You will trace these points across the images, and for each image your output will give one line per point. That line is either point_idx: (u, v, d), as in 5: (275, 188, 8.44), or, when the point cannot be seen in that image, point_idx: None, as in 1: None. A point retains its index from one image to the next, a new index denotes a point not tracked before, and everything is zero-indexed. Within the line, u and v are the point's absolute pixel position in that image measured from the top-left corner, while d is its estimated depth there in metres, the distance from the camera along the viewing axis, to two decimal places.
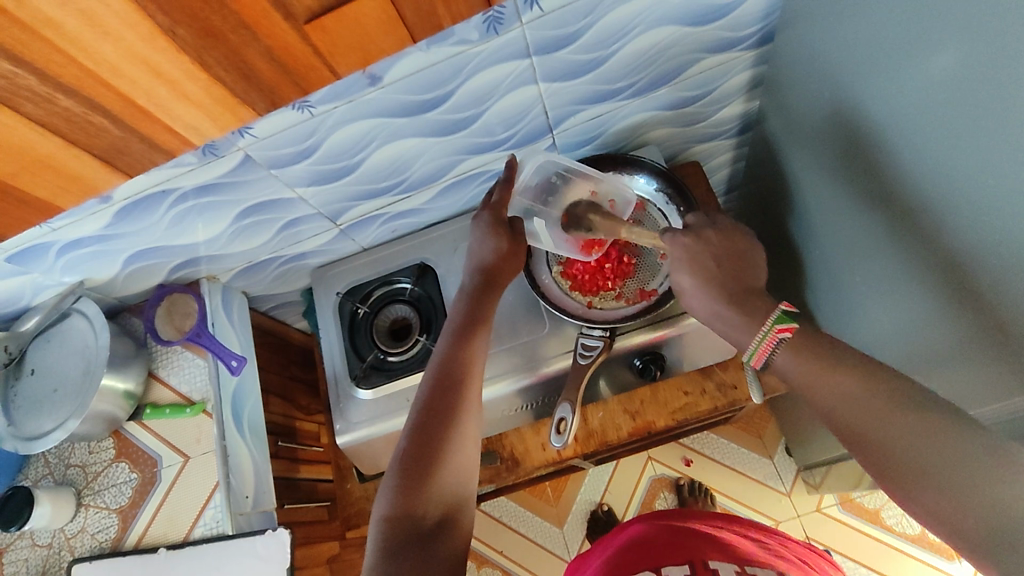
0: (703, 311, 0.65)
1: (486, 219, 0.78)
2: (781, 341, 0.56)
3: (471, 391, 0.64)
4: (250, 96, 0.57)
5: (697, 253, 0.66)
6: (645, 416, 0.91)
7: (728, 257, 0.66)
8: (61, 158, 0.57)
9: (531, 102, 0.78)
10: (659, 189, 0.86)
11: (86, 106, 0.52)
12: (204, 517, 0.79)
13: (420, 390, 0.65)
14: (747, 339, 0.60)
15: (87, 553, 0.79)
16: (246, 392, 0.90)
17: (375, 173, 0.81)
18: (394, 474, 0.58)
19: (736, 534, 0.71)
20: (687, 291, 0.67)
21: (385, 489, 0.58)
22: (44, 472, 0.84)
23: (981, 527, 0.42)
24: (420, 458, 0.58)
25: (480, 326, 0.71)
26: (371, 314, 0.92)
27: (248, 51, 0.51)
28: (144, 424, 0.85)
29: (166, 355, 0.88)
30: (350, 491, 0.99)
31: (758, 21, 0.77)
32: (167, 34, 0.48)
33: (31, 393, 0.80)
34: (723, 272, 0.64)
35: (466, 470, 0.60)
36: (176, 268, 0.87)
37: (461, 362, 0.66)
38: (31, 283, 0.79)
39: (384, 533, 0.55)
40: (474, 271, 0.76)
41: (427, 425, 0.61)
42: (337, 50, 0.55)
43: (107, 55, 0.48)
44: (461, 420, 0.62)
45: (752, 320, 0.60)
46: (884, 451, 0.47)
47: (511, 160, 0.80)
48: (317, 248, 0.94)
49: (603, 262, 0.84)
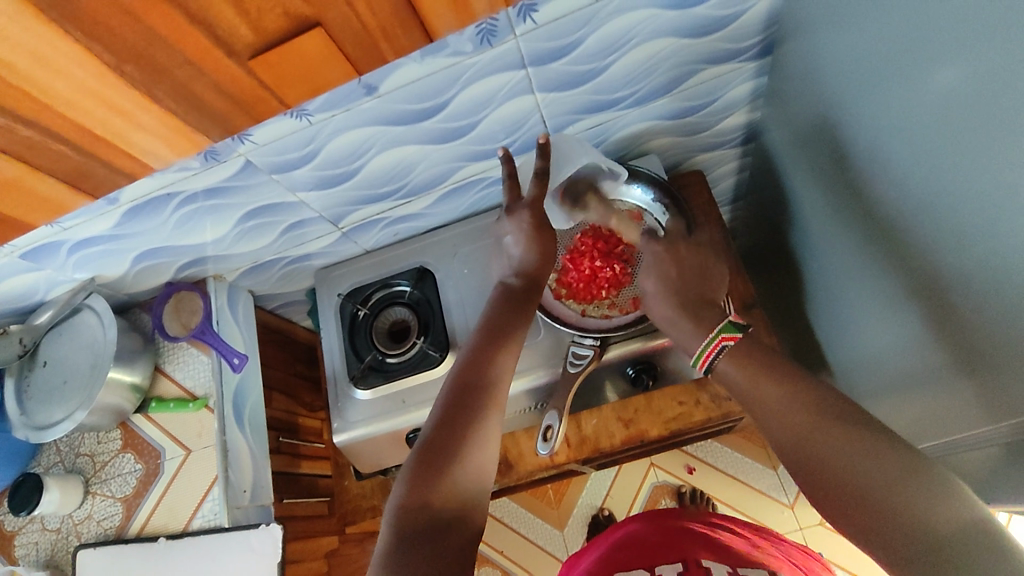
0: (660, 315, 0.70)
1: (527, 220, 0.76)
2: (723, 348, 0.62)
3: (496, 392, 0.65)
4: (203, 126, 0.59)
5: (665, 264, 0.72)
6: (639, 425, 0.90)
7: (693, 272, 0.72)
8: (29, 181, 0.60)
9: (528, 110, 0.79)
10: (656, 200, 0.85)
11: (46, 135, 0.55)
12: (202, 510, 0.80)
13: (444, 387, 0.66)
14: (695, 345, 0.66)
15: (92, 538, 0.82)
16: (248, 388, 0.92)
17: (376, 177, 0.82)
18: (411, 465, 0.59)
19: (734, 539, 0.69)
20: (650, 295, 0.71)
21: (402, 479, 0.58)
22: (56, 459, 0.87)
23: (908, 542, 0.44)
24: (437, 452, 0.59)
25: (512, 332, 0.71)
26: (371, 316, 0.94)
27: (196, 85, 0.53)
28: (149, 417, 0.87)
29: (171, 350, 0.90)
30: (348, 488, 0.98)
31: (760, 32, 0.77)
32: (115, 71, 0.50)
33: (42, 383, 0.83)
34: (669, 273, 0.71)
35: (482, 471, 0.60)
36: (183, 266, 0.89)
37: (488, 365, 0.67)
38: (45, 277, 0.82)
39: (397, 524, 0.55)
40: (520, 275, 0.77)
41: (450, 422, 0.61)
42: (285, 83, 0.57)
43: (61, 90, 0.50)
44: (483, 422, 0.62)
45: (697, 324, 0.66)
46: (831, 471, 0.49)
47: (545, 140, 0.71)
48: (320, 249, 0.96)
49: (598, 271, 0.84)
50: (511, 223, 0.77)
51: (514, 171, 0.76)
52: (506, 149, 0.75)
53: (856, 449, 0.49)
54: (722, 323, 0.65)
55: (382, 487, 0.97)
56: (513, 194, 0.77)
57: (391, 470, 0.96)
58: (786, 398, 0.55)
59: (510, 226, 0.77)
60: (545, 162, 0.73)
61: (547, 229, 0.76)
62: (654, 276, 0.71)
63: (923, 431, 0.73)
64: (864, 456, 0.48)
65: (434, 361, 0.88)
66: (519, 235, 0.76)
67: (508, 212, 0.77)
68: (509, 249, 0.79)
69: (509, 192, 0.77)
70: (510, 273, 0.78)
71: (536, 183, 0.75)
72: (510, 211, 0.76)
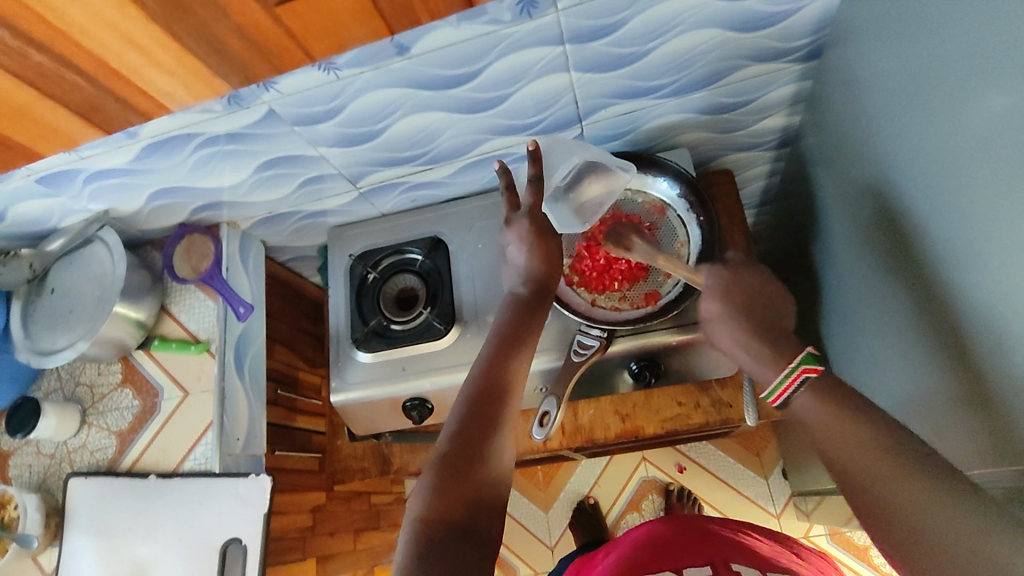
0: (729, 340, 0.67)
1: (526, 227, 0.75)
2: (805, 380, 0.58)
3: (514, 394, 0.63)
4: (222, 71, 0.59)
5: (733, 286, 0.68)
6: (635, 420, 0.89)
7: (761, 297, 0.68)
8: (40, 109, 0.61)
9: (561, 89, 0.76)
10: (681, 195, 0.83)
11: (59, 63, 0.55)
12: (195, 453, 0.80)
13: (461, 392, 0.63)
14: (770, 378, 0.62)
15: (84, 468, 0.83)
16: (251, 338, 0.91)
17: (399, 140, 0.81)
18: (430, 473, 0.56)
19: (759, 540, 0.72)
20: (716, 318, 0.68)
21: (420, 488, 0.55)
22: (56, 386, 0.88)
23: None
24: (457, 461, 0.56)
25: (527, 336, 0.68)
26: (380, 281, 0.93)
27: (215, 28, 0.52)
28: (150, 355, 0.87)
29: (179, 292, 0.90)
30: (340, 448, 0.98)
31: (810, 34, 0.74)
32: (136, 3, 0.49)
33: (48, 309, 0.83)
34: (741, 297, 0.67)
35: (501, 481, 0.58)
36: (198, 209, 0.89)
37: (506, 369, 0.64)
38: (60, 205, 0.82)
39: (418, 536, 0.52)
40: (527, 283, 0.74)
41: (469, 430, 0.58)
42: (310, 33, 0.55)
43: (77, 17, 0.50)
44: (502, 431, 0.60)
45: (775, 355, 0.63)
46: (906, 521, 0.47)
47: (534, 148, 0.73)
48: (336, 207, 0.95)
49: (613, 261, 0.82)
50: (511, 233, 0.76)
51: (512, 183, 0.79)
52: (501, 162, 0.80)
53: (929, 499, 0.47)
54: (801, 353, 0.61)
55: (373, 452, 0.97)
56: (513, 205, 0.79)
57: (384, 435, 0.95)
58: (857, 432, 0.53)
59: (511, 237, 0.77)
60: (538, 168, 0.74)
61: (549, 235, 0.75)
62: (726, 301, 0.68)
63: None
64: (938, 508, 0.46)
65: (437, 333, 0.87)
66: (520, 244, 0.75)
67: (506, 223, 0.77)
68: (512, 259, 0.77)
69: (509, 206, 0.79)
70: (518, 281, 0.74)
71: (530, 191, 0.75)
72: (510, 222, 0.76)
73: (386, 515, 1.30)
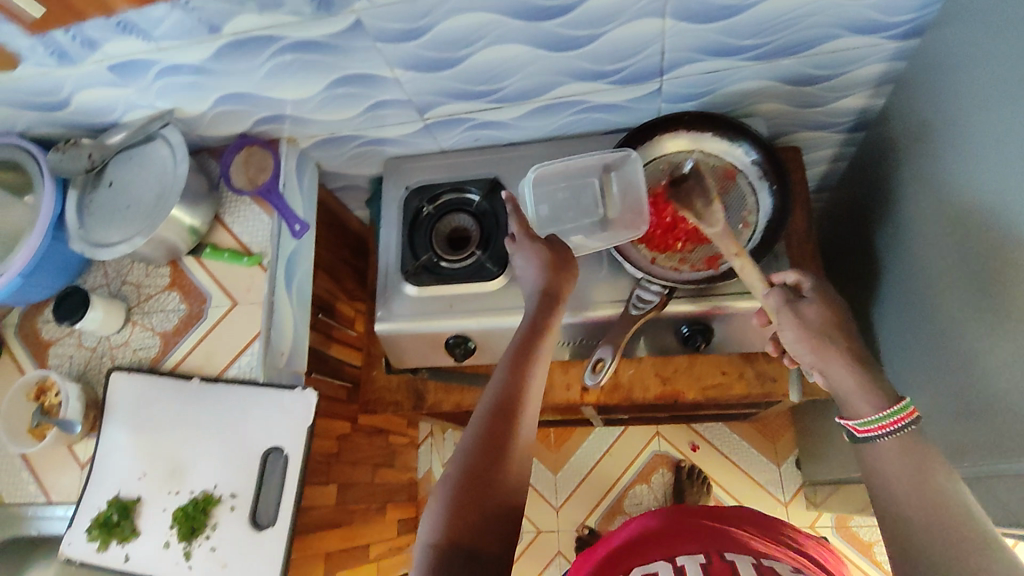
0: (803, 357, 0.65)
1: (527, 247, 0.76)
2: (899, 428, 0.56)
3: (529, 412, 0.65)
4: None
5: (806, 305, 0.66)
6: (675, 384, 0.89)
7: (829, 316, 0.64)
8: None
9: (652, 36, 0.74)
10: (757, 162, 0.81)
11: None
12: (240, 360, 0.80)
13: (476, 410, 0.64)
14: (862, 408, 0.58)
15: (126, 364, 0.83)
16: (302, 258, 0.91)
17: (476, 72, 0.79)
18: (443, 497, 0.59)
19: (752, 535, 0.69)
20: (786, 330, 0.66)
21: (434, 510, 0.59)
22: (102, 282, 0.88)
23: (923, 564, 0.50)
24: (471, 487, 0.58)
25: (541, 349, 0.68)
26: (434, 217, 0.92)
27: None
28: (200, 261, 0.87)
29: (233, 203, 0.89)
30: (376, 378, 0.99)
31: (915, 9, 0.72)
32: None
33: (105, 202, 0.83)
34: (829, 313, 0.65)
35: (514, 502, 0.61)
36: (261, 121, 0.87)
37: (520, 387, 0.65)
38: (126, 97, 0.80)
39: (430, 560, 0.55)
40: (538, 292, 0.73)
41: (482, 452, 0.60)
42: None
43: None
44: (514, 452, 0.62)
45: (853, 381, 0.60)
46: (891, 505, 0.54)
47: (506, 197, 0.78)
48: (398, 136, 0.93)
49: (679, 221, 0.81)
50: (517, 257, 0.77)
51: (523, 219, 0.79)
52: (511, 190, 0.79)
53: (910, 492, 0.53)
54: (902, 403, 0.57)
55: (408, 386, 0.97)
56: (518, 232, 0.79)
57: (421, 369, 0.96)
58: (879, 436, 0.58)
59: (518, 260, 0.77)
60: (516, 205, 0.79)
61: (548, 247, 0.75)
62: (818, 312, 0.64)
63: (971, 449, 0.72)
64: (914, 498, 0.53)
65: (489, 275, 0.86)
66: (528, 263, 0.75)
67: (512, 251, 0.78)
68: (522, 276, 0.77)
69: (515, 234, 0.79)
70: (530, 291, 0.74)
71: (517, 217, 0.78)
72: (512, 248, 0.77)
73: (400, 456, 1.31)
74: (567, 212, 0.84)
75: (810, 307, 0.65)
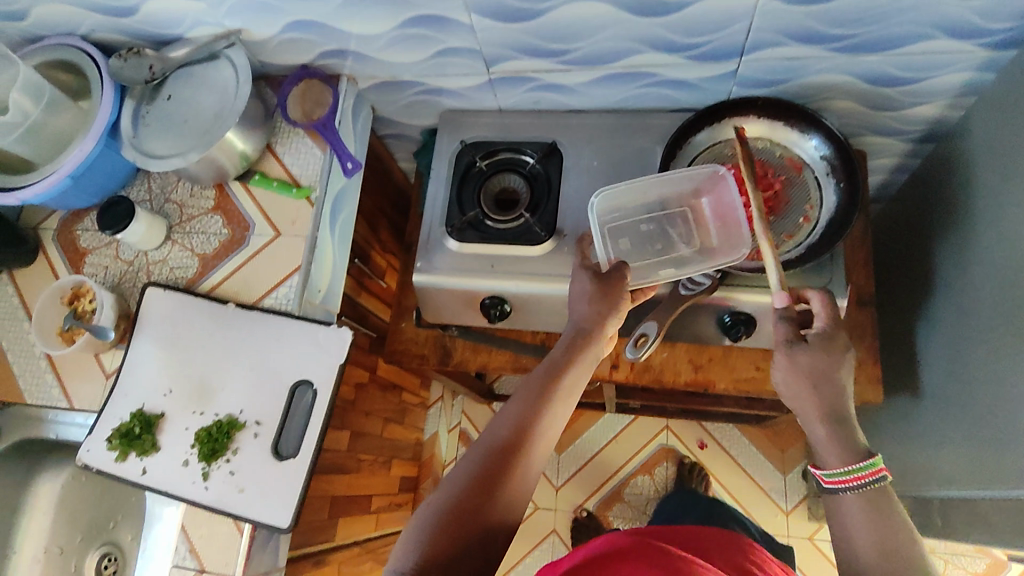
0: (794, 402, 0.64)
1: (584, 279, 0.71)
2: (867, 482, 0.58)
3: (534, 454, 0.60)
4: None
5: (799, 358, 0.63)
6: (708, 373, 0.87)
7: (816, 374, 0.62)
8: None
9: (740, 12, 0.72)
10: (826, 156, 0.79)
11: None
12: (277, 292, 0.79)
13: (476, 444, 0.61)
14: (831, 458, 0.61)
15: (162, 281, 0.82)
16: (348, 199, 0.90)
17: (553, 29, 0.77)
18: (420, 531, 0.55)
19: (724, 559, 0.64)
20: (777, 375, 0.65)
21: (407, 542, 0.55)
22: (146, 198, 0.87)
23: None
24: (451, 526, 0.55)
25: (564, 392, 0.64)
26: (486, 174, 0.91)
27: None
28: (247, 188, 0.85)
29: (286, 134, 0.87)
30: (404, 329, 0.98)
31: (1017, 16, 0.69)
32: None
33: (162, 116, 0.82)
34: (824, 363, 0.62)
35: (493, 552, 0.56)
36: (324, 53, 0.86)
37: (530, 427, 0.61)
38: (194, 10, 0.79)
39: None
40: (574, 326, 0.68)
41: (473, 492, 0.57)
42: None
43: None
44: (505, 497, 0.58)
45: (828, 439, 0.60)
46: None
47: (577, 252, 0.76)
48: (459, 88, 0.91)
49: (740, 207, 0.79)
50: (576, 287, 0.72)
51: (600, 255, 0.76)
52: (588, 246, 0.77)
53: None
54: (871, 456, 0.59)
55: (436, 342, 0.96)
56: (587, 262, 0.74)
57: (451, 327, 0.95)
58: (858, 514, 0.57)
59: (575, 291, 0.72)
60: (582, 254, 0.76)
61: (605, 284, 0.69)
62: (808, 361, 0.62)
63: (1011, 475, 0.71)
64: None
65: (536, 239, 0.84)
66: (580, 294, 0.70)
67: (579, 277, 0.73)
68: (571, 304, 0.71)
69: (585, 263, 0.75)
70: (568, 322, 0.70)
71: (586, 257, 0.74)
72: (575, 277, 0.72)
73: (411, 416, 1.30)
74: (652, 245, 0.79)
75: (803, 362, 0.63)
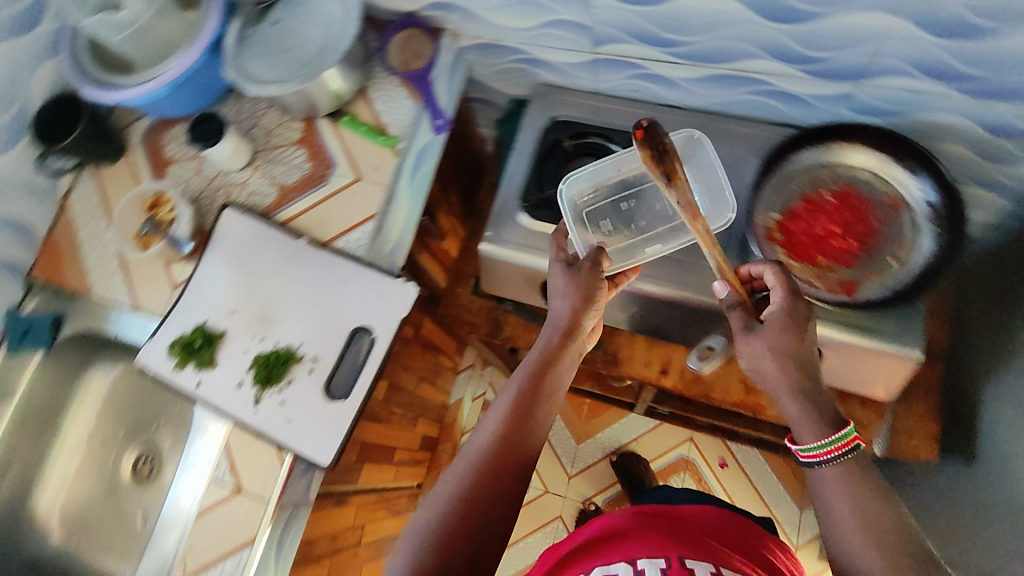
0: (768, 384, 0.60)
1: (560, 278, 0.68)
2: (844, 453, 0.56)
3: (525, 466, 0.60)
4: None
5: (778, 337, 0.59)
6: (759, 396, 0.86)
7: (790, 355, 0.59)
8: None
9: (873, 34, 0.69)
10: (931, 201, 0.74)
11: None
12: (351, 236, 0.80)
13: (465, 456, 0.60)
14: (806, 434, 0.58)
15: (240, 204, 0.84)
16: (431, 156, 0.89)
17: (671, 18, 0.75)
18: (416, 545, 0.56)
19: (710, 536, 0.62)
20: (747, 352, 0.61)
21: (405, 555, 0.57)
22: (235, 118, 0.88)
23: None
24: (445, 542, 0.56)
25: (545, 397, 0.63)
26: (571, 154, 0.89)
27: None
28: (335, 127, 0.85)
29: (380, 79, 0.87)
30: (459, 295, 0.98)
31: None
32: None
33: (265, 41, 0.82)
34: (783, 340, 0.59)
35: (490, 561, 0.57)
36: (432, 5, 0.85)
37: (518, 440, 0.60)
38: None
39: None
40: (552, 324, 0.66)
41: (464, 507, 0.57)
42: None
43: None
44: (499, 511, 0.58)
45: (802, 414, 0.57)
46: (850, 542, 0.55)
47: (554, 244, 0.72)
48: (558, 63, 0.90)
49: (829, 236, 0.76)
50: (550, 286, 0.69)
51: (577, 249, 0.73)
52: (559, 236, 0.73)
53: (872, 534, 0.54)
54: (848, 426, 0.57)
55: (489, 313, 0.96)
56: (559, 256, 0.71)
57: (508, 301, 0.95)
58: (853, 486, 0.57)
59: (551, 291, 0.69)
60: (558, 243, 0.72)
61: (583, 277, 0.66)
62: (767, 341, 0.59)
63: None
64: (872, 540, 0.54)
65: None
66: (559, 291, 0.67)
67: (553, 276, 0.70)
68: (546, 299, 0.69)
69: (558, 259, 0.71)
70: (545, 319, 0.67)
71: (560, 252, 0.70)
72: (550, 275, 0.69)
73: (442, 377, 1.32)
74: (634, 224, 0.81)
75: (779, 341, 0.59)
